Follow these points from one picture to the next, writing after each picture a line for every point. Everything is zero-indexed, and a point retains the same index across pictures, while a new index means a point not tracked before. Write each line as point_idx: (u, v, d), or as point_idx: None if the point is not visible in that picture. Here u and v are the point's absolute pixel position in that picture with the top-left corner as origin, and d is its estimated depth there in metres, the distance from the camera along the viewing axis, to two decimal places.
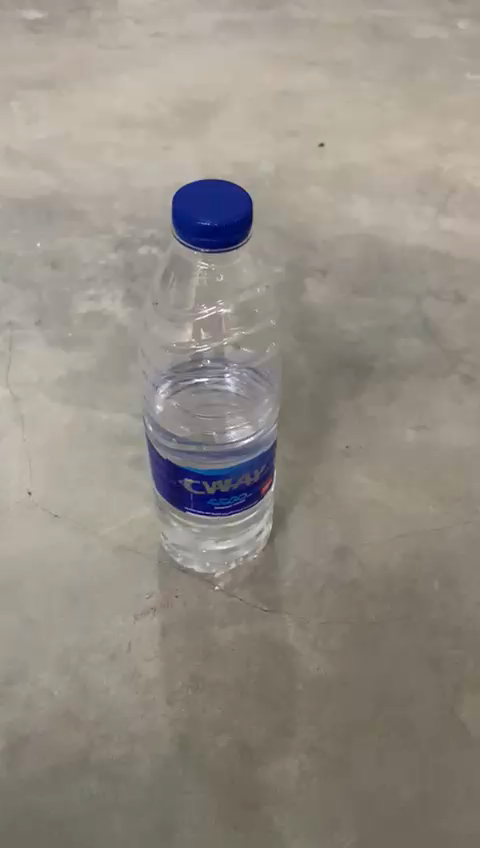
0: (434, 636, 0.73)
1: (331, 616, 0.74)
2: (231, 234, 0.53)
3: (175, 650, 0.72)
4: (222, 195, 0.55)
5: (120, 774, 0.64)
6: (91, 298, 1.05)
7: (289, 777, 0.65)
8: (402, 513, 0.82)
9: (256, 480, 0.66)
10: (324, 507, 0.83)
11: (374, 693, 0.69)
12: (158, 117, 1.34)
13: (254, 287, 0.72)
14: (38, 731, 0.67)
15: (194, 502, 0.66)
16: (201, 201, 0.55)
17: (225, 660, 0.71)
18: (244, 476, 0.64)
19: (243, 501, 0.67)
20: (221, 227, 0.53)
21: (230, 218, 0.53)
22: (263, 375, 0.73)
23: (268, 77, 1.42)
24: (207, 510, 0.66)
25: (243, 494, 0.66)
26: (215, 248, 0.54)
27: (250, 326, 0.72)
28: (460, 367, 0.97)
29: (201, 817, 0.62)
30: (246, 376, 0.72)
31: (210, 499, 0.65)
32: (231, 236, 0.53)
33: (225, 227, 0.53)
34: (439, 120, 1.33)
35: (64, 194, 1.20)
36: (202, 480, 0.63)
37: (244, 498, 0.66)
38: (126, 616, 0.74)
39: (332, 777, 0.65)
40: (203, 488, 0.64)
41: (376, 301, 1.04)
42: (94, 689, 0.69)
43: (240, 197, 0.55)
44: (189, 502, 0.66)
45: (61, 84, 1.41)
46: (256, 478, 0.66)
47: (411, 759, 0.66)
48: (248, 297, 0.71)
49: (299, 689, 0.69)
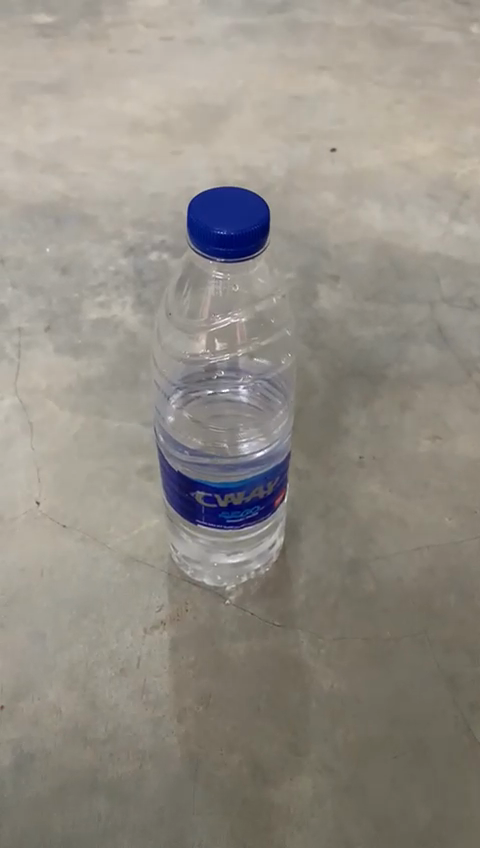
0: (451, 652, 0.71)
1: (345, 631, 0.72)
2: (247, 245, 0.54)
3: (185, 665, 0.70)
4: (240, 204, 0.56)
5: (129, 793, 0.63)
6: (100, 304, 1.04)
7: (302, 798, 0.63)
8: (417, 525, 0.80)
9: (269, 493, 0.65)
10: (337, 518, 0.81)
11: (389, 711, 0.68)
12: (169, 122, 1.33)
13: (271, 296, 0.69)
14: (45, 748, 0.65)
15: (206, 515, 0.64)
16: (218, 210, 0.55)
17: (236, 676, 0.70)
18: (257, 488, 0.63)
19: (255, 513, 0.65)
20: (238, 238, 0.53)
21: (246, 228, 0.53)
22: (277, 387, 0.71)
23: (278, 81, 1.41)
24: (218, 523, 0.65)
25: (255, 507, 0.64)
26: (231, 258, 0.54)
27: (266, 336, 0.70)
28: (475, 375, 0.95)
29: (211, 838, 0.61)
30: (261, 388, 0.71)
31: (222, 512, 0.63)
32: (246, 248, 0.54)
33: (241, 236, 0.53)
34: (452, 125, 1.31)
35: (74, 199, 1.19)
36: (214, 492, 0.62)
37: (257, 510, 0.65)
38: (136, 630, 0.72)
39: (346, 798, 0.63)
40: (215, 501, 0.63)
41: (389, 308, 1.03)
42: (103, 705, 0.68)
43: (257, 207, 0.56)
44: (200, 514, 0.64)
45: (71, 88, 1.40)
46: (269, 490, 0.64)
47: (428, 780, 0.64)
48: (265, 307, 0.69)
49: (312, 706, 0.68)
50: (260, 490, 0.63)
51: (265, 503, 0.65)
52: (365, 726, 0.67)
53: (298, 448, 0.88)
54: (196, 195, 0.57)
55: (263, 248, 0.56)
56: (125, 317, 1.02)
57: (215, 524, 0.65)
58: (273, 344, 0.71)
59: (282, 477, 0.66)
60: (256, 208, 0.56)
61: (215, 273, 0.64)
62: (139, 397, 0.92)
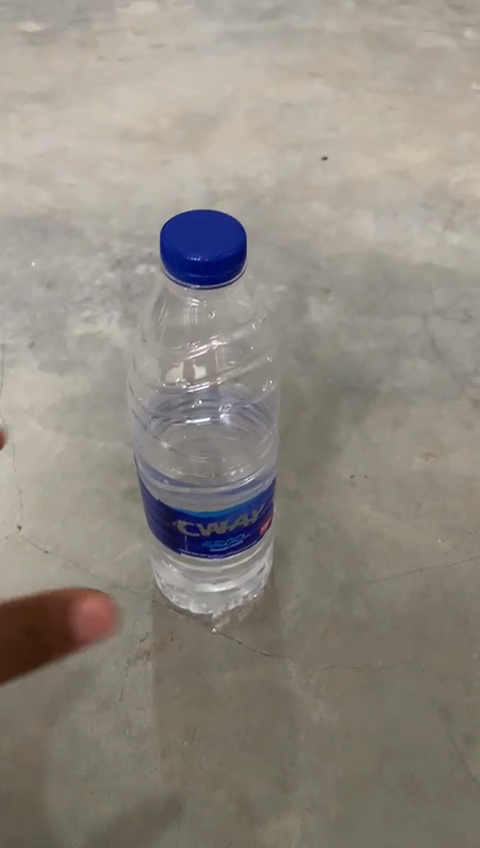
0: (444, 681, 0.69)
1: (335, 660, 0.70)
2: (223, 271, 0.52)
3: (170, 696, 0.68)
4: (215, 229, 0.54)
5: (110, 834, 0.61)
6: (86, 319, 1.02)
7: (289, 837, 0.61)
8: (409, 548, 0.78)
9: (254, 521, 0.63)
10: (327, 541, 0.79)
11: (381, 745, 0.65)
12: (158, 130, 1.31)
13: (252, 323, 0.70)
14: (23, 786, 0.63)
15: (189, 544, 0.62)
16: (193, 235, 0.54)
17: (222, 709, 0.67)
18: (242, 516, 0.61)
19: (241, 542, 0.63)
20: (213, 263, 0.52)
21: (221, 252, 0.52)
22: (259, 413, 0.71)
23: (269, 88, 1.39)
24: (202, 552, 0.62)
25: (241, 536, 0.62)
26: (206, 284, 0.53)
27: (247, 362, 0.70)
28: (469, 390, 0.93)
29: None
30: (242, 415, 0.70)
31: (205, 541, 0.61)
32: (222, 273, 0.53)
33: (216, 261, 0.52)
34: (446, 132, 1.29)
35: (61, 210, 1.17)
36: (196, 522, 0.60)
37: (242, 539, 0.63)
38: (119, 662, 0.70)
39: (336, 837, 0.61)
40: (198, 531, 0.61)
41: (381, 321, 1.01)
42: (84, 741, 0.65)
43: (234, 231, 0.54)
44: (183, 543, 0.62)
45: (59, 97, 1.38)
46: (255, 518, 0.62)
47: (420, 817, 0.62)
48: (245, 332, 0.69)
49: (301, 740, 0.66)
50: (245, 519, 0.61)
51: (252, 532, 0.63)
52: (356, 759, 0.65)
53: (288, 467, 0.86)
54: (171, 220, 0.56)
55: (239, 273, 0.54)
56: (112, 332, 1.00)
57: (199, 554, 0.63)
58: (255, 370, 0.71)
59: (268, 504, 0.64)
60: (232, 232, 0.55)
61: (192, 299, 0.64)
62: (125, 416, 0.90)
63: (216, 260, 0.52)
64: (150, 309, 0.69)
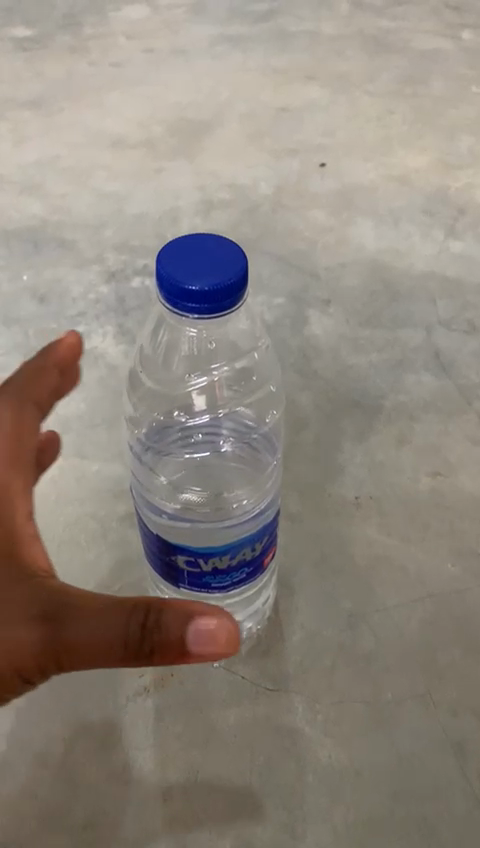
0: (457, 715, 0.66)
1: (342, 694, 0.68)
2: (221, 302, 0.51)
3: (172, 735, 0.65)
4: (215, 256, 0.53)
5: None
6: (80, 335, 0.99)
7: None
8: (417, 573, 0.76)
9: (257, 553, 0.60)
10: (332, 568, 0.76)
11: (392, 785, 0.63)
12: (151, 137, 1.28)
13: (253, 351, 0.70)
14: (18, 835, 0.60)
15: (189, 579, 0.59)
16: (192, 263, 0.53)
17: (226, 749, 0.65)
18: (245, 550, 0.58)
19: (243, 577, 0.60)
20: (211, 294, 0.51)
21: (220, 284, 0.51)
22: (261, 444, 0.71)
23: (264, 93, 1.36)
24: (202, 588, 0.60)
25: (243, 570, 0.59)
26: (204, 314, 0.52)
27: (249, 392, 0.70)
28: (476, 405, 0.90)
29: None
30: (242, 448, 0.70)
31: (206, 576, 0.58)
32: (221, 304, 0.51)
33: (214, 292, 0.51)
34: (446, 136, 1.26)
35: (53, 221, 1.14)
36: (197, 557, 0.57)
37: (245, 573, 0.60)
38: (118, 699, 0.67)
39: None
40: (198, 566, 0.58)
41: (384, 332, 0.98)
42: (82, 785, 0.63)
43: (234, 259, 0.53)
44: (184, 579, 0.59)
45: (50, 104, 1.35)
46: (258, 551, 0.60)
47: None
48: (247, 361, 0.70)
49: (308, 781, 0.63)
50: (247, 552, 0.58)
51: (256, 564, 0.60)
52: (366, 802, 0.62)
53: (290, 489, 0.83)
54: (171, 245, 0.55)
55: (240, 302, 0.53)
56: (107, 348, 0.97)
57: (199, 589, 0.60)
58: (257, 399, 0.71)
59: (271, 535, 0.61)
60: (233, 259, 0.53)
61: (189, 330, 0.65)
62: (121, 436, 0.87)
63: (216, 290, 0.51)
64: (148, 339, 0.70)
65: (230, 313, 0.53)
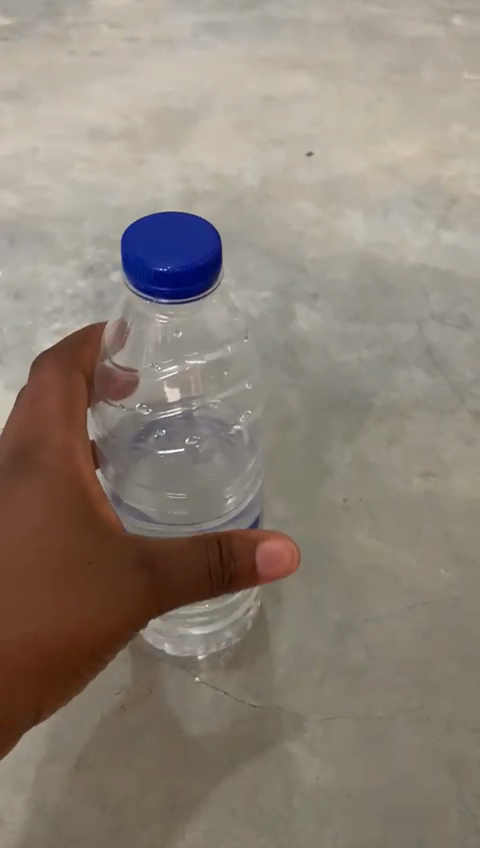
0: (452, 732, 0.63)
1: (331, 710, 0.64)
2: (192, 285, 0.49)
3: (149, 756, 0.62)
4: (187, 237, 0.50)
5: None
6: (57, 333, 0.95)
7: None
8: (410, 580, 0.72)
9: None
10: (320, 575, 0.73)
11: (383, 808, 0.59)
12: (133, 128, 1.24)
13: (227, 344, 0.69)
14: None
15: None
16: (162, 243, 0.50)
17: (208, 770, 0.61)
18: None
19: None
20: (180, 276, 0.48)
21: (190, 265, 0.48)
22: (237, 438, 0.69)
23: (250, 82, 1.32)
24: None
25: None
26: (173, 298, 0.49)
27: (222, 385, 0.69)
28: (470, 402, 0.86)
29: None
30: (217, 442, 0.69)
31: None
32: (191, 288, 0.49)
33: (185, 274, 0.48)
34: (437, 124, 1.22)
35: (30, 215, 1.10)
36: None
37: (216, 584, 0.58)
38: (93, 718, 0.64)
39: None
40: None
41: (374, 327, 0.94)
42: (53, 811, 0.59)
43: (208, 241, 0.50)
44: None
45: (28, 95, 1.30)
46: None
47: None
48: (221, 354, 0.68)
49: (295, 804, 0.59)
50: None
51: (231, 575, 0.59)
52: (355, 826, 0.58)
53: (275, 492, 0.79)
54: (141, 224, 0.52)
55: (212, 287, 0.50)
56: None
57: None
58: (232, 392, 0.71)
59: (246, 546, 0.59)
60: (206, 241, 0.51)
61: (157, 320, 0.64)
62: None
63: (187, 271, 0.48)
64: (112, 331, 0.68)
65: (202, 297, 0.50)
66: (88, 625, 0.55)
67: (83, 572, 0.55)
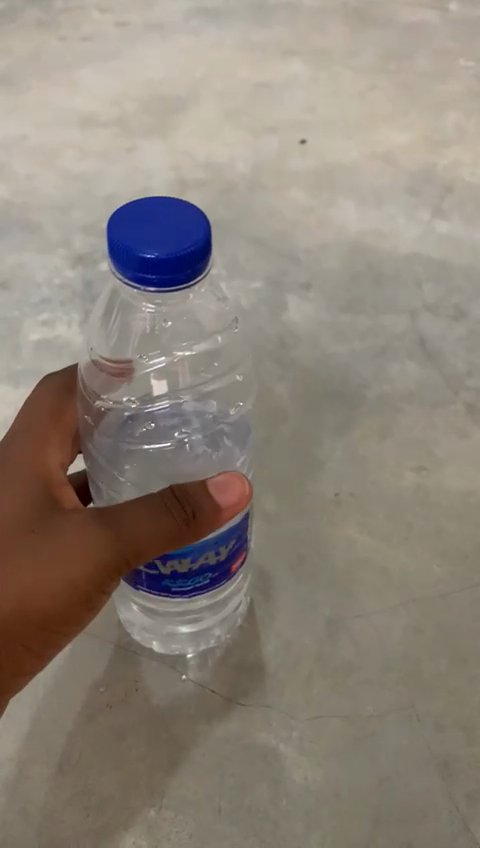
0: (443, 731, 0.62)
1: (319, 709, 0.63)
2: (179, 272, 0.47)
3: (135, 757, 0.61)
4: (176, 223, 0.49)
5: None
6: (44, 324, 0.94)
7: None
8: (401, 576, 0.71)
9: (223, 558, 0.56)
10: (310, 571, 0.72)
11: (372, 809, 0.58)
12: (123, 115, 1.22)
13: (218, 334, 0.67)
14: None
15: (148, 584, 0.57)
16: (148, 228, 0.48)
17: (194, 770, 0.60)
18: (207, 556, 0.55)
19: (208, 582, 0.57)
20: (169, 262, 0.46)
21: (180, 251, 0.46)
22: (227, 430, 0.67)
23: (243, 69, 1.30)
24: (162, 592, 0.57)
25: (207, 576, 0.56)
26: (161, 286, 0.47)
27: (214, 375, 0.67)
28: (464, 394, 0.85)
29: None
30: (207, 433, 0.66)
31: (165, 582, 0.56)
32: (179, 275, 0.47)
33: (173, 260, 0.46)
34: (432, 111, 1.20)
35: (18, 203, 1.08)
36: (155, 562, 0.54)
37: (209, 578, 0.56)
38: (78, 718, 0.63)
39: None
40: (156, 570, 0.55)
41: (366, 319, 0.92)
42: (36, 813, 0.58)
43: (198, 227, 0.49)
44: (142, 582, 0.57)
45: (17, 81, 1.28)
46: (223, 557, 0.56)
47: None
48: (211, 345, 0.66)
49: (282, 804, 0.58)
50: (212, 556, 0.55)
51: (223, 568, 0.57)
52: (344, 828, 0.57)
53: (265, 486, 0.78)
54: (126, 209, 0.50)
55: (202, 275, 0.49)
56: (73, 339, 0.92)
57: (159, 593, 0.57)
58: (222, 386, 0.68)
59: (238, 538, 0.57)
60: (195, 227, 0.49)
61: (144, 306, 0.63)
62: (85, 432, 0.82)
63: (176, 258, 0.46)
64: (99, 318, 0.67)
65: (191, 286, 0.48)
66: (41, 591, 0.53)
67: (31, 538, 0.54)
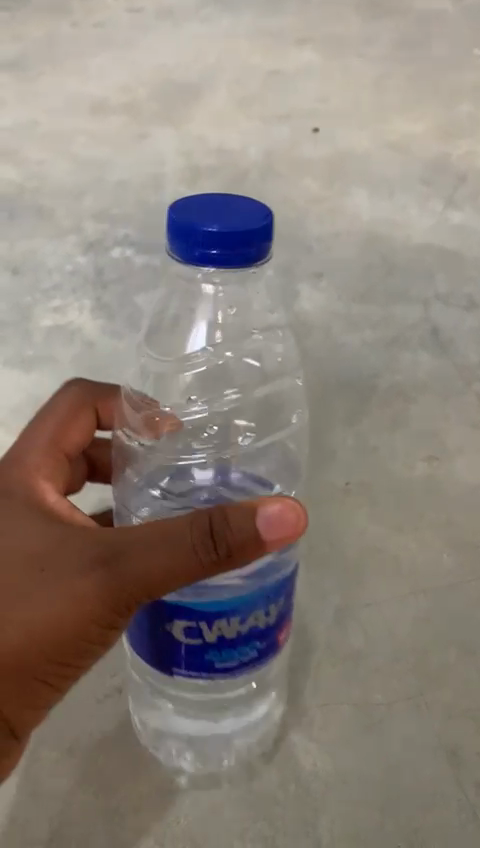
0: (452, 719, 0.62)
1: (329, 696, 0.64)
2: (239, 249, 0.48)
3: (147, 741, 0.62)
4: (237, 211, 0.50)
5: None
6: (56, 309, 0.96)
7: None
8: (410, 566, 0.73)
9: (271, 619, 0.53)
10: (321, 557, 0.75)
11: (380, 796, 0.58)
12: (132, 102, 1.15)
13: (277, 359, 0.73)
14: None
15: (188, 660, 0.53)
16: (208, 212, 0.50)
17: (204, 755, 0.62)
18: (255, 616, 0.52)
19: (255, 651, 0.54)
20: (228, 237, 0.48)
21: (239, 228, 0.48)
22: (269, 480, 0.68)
23: (255, 43, 1.19)
24: (205, 667, 0.53)
25: (255, 644, 0.53)
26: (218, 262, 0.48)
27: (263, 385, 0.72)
28: (475, 385, 0.87)
29: None
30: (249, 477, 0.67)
31: (210, 651, 0.52)
32: (237, 252, 0.48)
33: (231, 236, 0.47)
34: (447, 99, 1.14)
35: (29, 188, 1.06)
36: (199, 626, 0.51)
37: (256, 645, 0.53)
38: (92, 700, 0.64)
39: None
40: (201, 637, 0.51)
41: (377, 309, 0.92)
42: (44, 794, 0.58)
43: (258, 214, 0.50)
44: (182, 659, 0.53)
45: (18, 49, 1.19)
46: (271, 619, 0.54)
47: None
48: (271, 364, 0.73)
49: (290, 790, 0.58)
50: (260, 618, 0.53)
51: (274, 635, 0.55)
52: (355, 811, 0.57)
53: None
54: (187, 199, 0.52)
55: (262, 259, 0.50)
56: (84, 328, 0.95)
57: (201, 669, 0.53)
58: (269, 393, 0.72)
59: (286, 603, 0.56)
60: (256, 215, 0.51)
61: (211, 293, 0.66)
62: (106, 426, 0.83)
63: (235, 233, 0.48)
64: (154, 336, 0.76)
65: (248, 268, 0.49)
66: (46, 630, 0.49)
67: (31, 575, 0.49)
